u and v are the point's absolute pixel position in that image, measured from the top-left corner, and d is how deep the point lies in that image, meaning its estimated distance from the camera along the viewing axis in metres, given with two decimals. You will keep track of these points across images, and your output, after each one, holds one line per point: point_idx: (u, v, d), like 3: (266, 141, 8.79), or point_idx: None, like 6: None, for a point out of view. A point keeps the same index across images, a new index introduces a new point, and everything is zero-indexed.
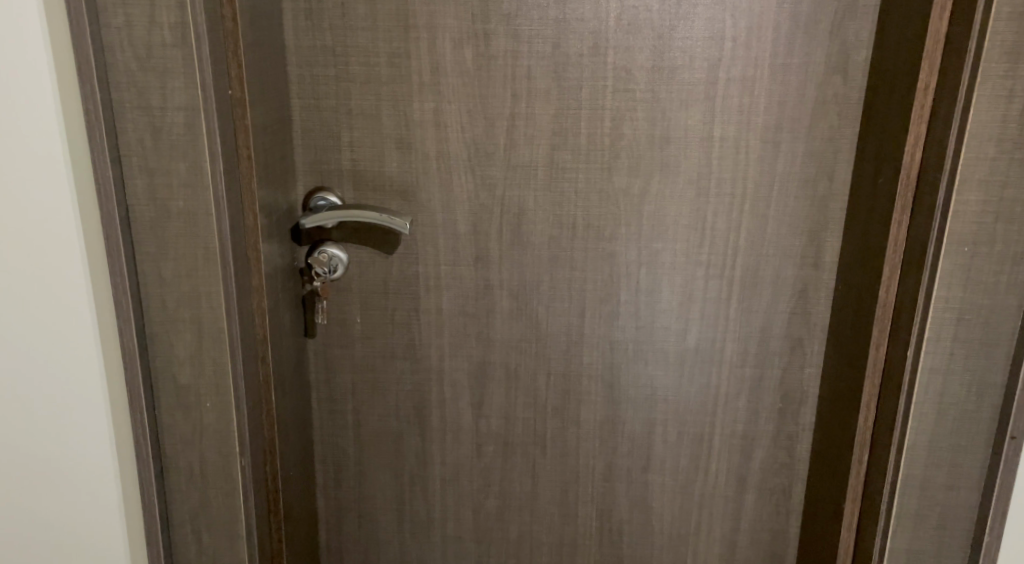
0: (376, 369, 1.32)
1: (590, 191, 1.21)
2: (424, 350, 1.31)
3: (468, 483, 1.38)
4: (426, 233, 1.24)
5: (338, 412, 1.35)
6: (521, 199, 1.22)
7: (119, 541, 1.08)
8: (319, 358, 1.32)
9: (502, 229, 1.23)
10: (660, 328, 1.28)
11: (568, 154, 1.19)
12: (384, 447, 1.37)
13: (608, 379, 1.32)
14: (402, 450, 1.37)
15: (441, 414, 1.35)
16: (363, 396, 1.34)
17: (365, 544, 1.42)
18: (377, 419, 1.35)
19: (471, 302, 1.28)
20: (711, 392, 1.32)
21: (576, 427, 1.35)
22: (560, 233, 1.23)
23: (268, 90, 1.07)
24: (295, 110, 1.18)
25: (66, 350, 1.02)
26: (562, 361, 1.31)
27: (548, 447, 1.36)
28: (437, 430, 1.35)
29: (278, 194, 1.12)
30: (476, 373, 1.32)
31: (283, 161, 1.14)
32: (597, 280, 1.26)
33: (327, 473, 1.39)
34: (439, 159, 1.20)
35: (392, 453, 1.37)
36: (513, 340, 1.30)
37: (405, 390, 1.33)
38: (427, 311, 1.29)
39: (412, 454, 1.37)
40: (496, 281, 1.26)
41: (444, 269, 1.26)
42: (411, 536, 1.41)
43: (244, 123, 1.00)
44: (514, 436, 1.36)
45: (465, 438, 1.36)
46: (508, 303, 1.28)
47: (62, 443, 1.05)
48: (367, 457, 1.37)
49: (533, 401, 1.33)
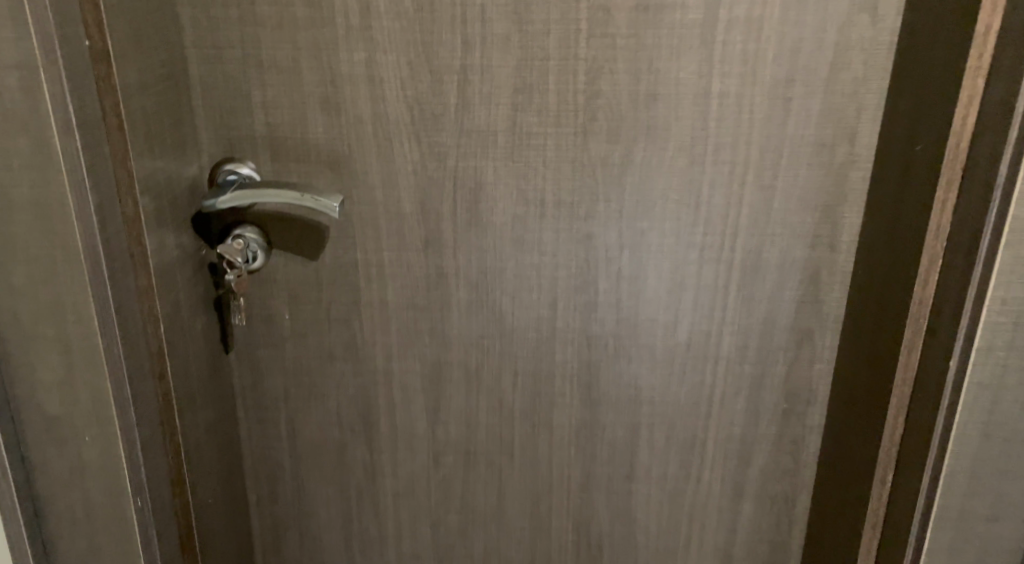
0: (311, 373, 1.13)
1: (561, 162, 0.99)
2: (367, 350, 1.12)
3: (425, 495, 1.21)
4: (363, 213, 1.03)
5: (269, 420, 1.16)
6: (477, 172, 1.00)
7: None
8: (242, 360, 1.12)
9: (456, 207, 1.02)
10: (646, 320, 1.09)
11: (532, 115, 0.97)
12: (326, 459, 1.19)
13: (585, 378, 1.14)
14: (346, 462, 1.19)
15: (391, 420, 1.17)
16: (297, 402, 1.15)
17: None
18: (316, 428, 1.17)
19: (422, 294, 1.08)
20: (703, 391, 1.15)
21: (550, 434, 1.18)
22: (525, 211, 1.02)
23: (143, 40, 0.84)
24: (191, 63, 0.96)
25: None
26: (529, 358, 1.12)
27: (518, 453, 1.19)
28: (386, 437, 1.18)
29: (170, 170, 0.90)
30: (430, 373, 1.14)
31: (173, 129, 0.92)
32: (572, 265, 1.05)
33: (259, 490, 1.21)
34: (376, 122, 0.98)
35: (335, 465, 1.19)
36: (472, 337, 1.11)
37: (348, 394, 1.15)
38: (368, 305, 1.09)
39: (359, 465, 1.19)
40: (450, 268, 1.06)
41: (388, 255, 1.05)
42: (360, 554, 1.24)
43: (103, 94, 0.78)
44: (479, 443, 1.19)
45: (420, 446, 1.18)
46: (465, 295, 1.08)
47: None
48: (306, 470, 1.19)
49: (497, 404, 1.16)
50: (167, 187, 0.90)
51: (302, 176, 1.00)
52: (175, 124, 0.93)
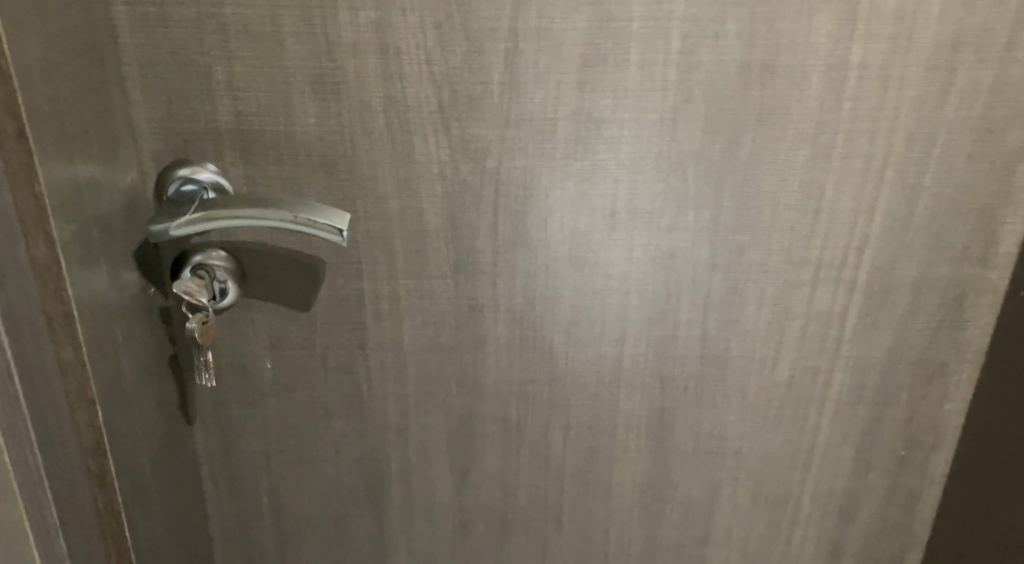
0: (301, 433, 0.88)
1: (641, 161, 0.73)
2: (375, 405, 0.87)
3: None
4: (372, 232, 0.78)
5: (247, 490, 0.91)
6: (527, 175, 0.75)
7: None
8: (209, 420, 0.87)
9: (498, 220, 0.77)
10: (737, 357, 0.85)
11: (607, 97, 0.71)
12: (322, 532, 0.94)
13: (653, 427, 0.90)
14: (348, 534, 0.95)
15: (404, 486, 0.92)
16: (281, 468, 0.90)
17: None
18: (307, 497, 0.92)
19: (448, 331, 0.83)
20: (801, 438, 0.91)
21: (605, 495, 0.94)
22: (589, 225, 0.77)
23: (45, 4, 0.56)
24: (120, 28, 0.67)
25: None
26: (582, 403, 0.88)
27: (565, 516, 0.96)
28: (398, 505, 0.93)
29: (96, 187, 0.64)
30: (456, 428, 0.89)
31: (99, 127, 0.65)
32: (648, 291, 0.81)
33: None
34: (390, 109, 0.71)
35: (334, 538, 0.95)
36: (514, 383, 0.87)
37: (350, 454, 0.90)
38: (378, 347, 0.84)
39: (363, 537, 0.95)
40: (487, 299, 0.82)
41: (405, 283, 0.80)
42: None
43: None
44: (515, 509, 0.94)
45: (442, 515, 0.94)
46: (506, 331, 0.83)
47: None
48: (296, 545, 0.95)
49: (543, 464, 0.92)
50: (92, 211, 0.63)
51: (285, 184, 0.74)
52: (102, 118, 0.65)
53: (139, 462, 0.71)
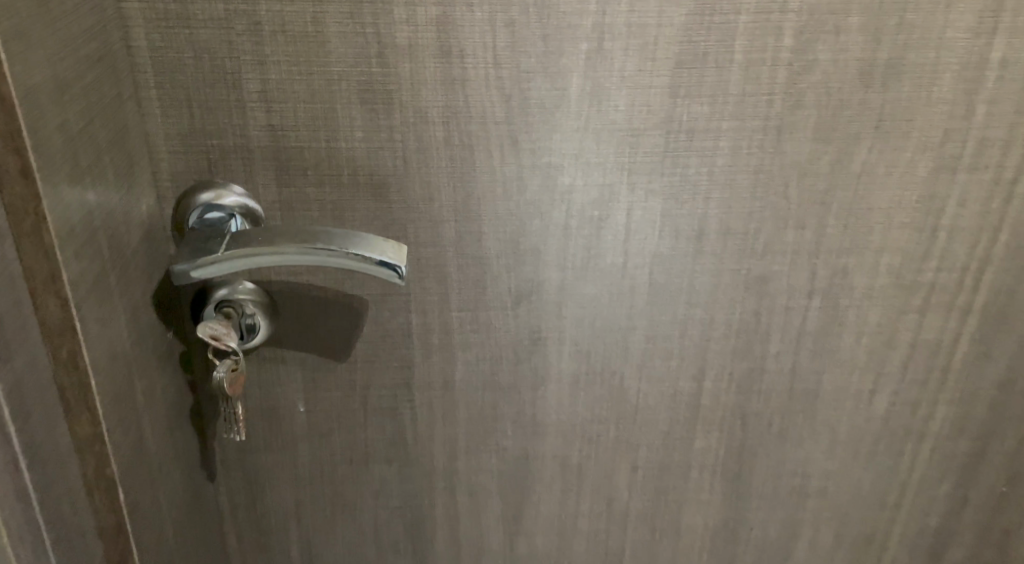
0: (338, 482, 0.78)
1: (736, 175, 0.64)
2: (422, 450, 0.78)
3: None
4: (425, 261, 0.68)
5: (275, 545, 0.81)
6: (604, 193, 0.65)
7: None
8: (233, 471, 0.76)
9: (568, 247, 0.68)
10: (831, 391, 0.76)
11: (702, 103, 0.61)
12: None
13: (727, 462, 0.81)
14: None
15: (452, 534, 0.83)
16: (315, 519, 0.80)
17: None
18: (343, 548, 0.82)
19: (507, 369, 0.74)
20: (894, 476, 0.82)
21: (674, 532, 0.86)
22: (672, 247, 0.68)
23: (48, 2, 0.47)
24: (135, 30, 0.57)
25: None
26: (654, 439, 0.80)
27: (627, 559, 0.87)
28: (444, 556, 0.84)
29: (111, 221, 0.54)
30: (512, 475, 0.81)
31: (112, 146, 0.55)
32: (734, 323, 0.72)
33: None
34: (451, 120, 0.62)
35: None
36: (574, 426, 0.79)
37: (392, 505, 0.81)
38: (427, 390, 0.75)
39: None
40: (553, 331, 0.72)
41: (459, 316, 0.71)
42: None
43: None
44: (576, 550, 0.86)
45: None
46: (570, 373, 0.75)
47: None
48: None
49: (605, 510, 0.84)
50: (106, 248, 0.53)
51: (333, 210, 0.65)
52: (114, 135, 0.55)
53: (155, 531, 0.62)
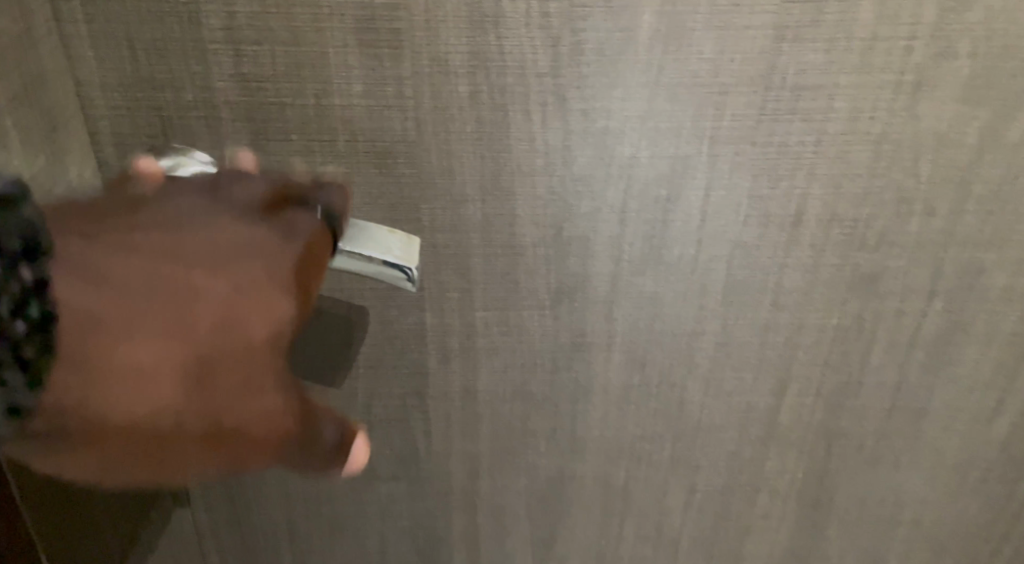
0: (335, 500, 0.64)
1: (854, 148, 0.51)
2: (434, 465, 0.62)
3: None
4: (448, 247, 0.54)
5: None
6: (675, 166, 0.51)
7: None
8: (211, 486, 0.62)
9: (627, 234, 0.53)
10: (946, 410, 0.61)
11: (811, 51, 0.48)
12: None
13: (811, 495, 0.65)
14: None
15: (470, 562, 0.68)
16: (310, 541, 0.66)
17: None
18: None
19: (541, 377, 0.58)
20: (1007, 508, 0.67)
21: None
22: (759, 236, 0.54)
23: None
24: None
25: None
26: (721, 470, 0.63)
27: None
28: None
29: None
30: (540, 492, 0.64)
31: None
32: (836, 326, 0.57)
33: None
34: (484, 71, 0.48)
35: None
36: (627, 434, 0.61)
37: (399, 526, 0.66)
38: (441, 396, 0.59)
39: None
40: (600, 334, 0.57)
41: (486, 315, 0.56)
42: None
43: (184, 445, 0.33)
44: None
45: None
46: (622, 375, 0.59)
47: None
48: None
49: (650, 534, 0.66)
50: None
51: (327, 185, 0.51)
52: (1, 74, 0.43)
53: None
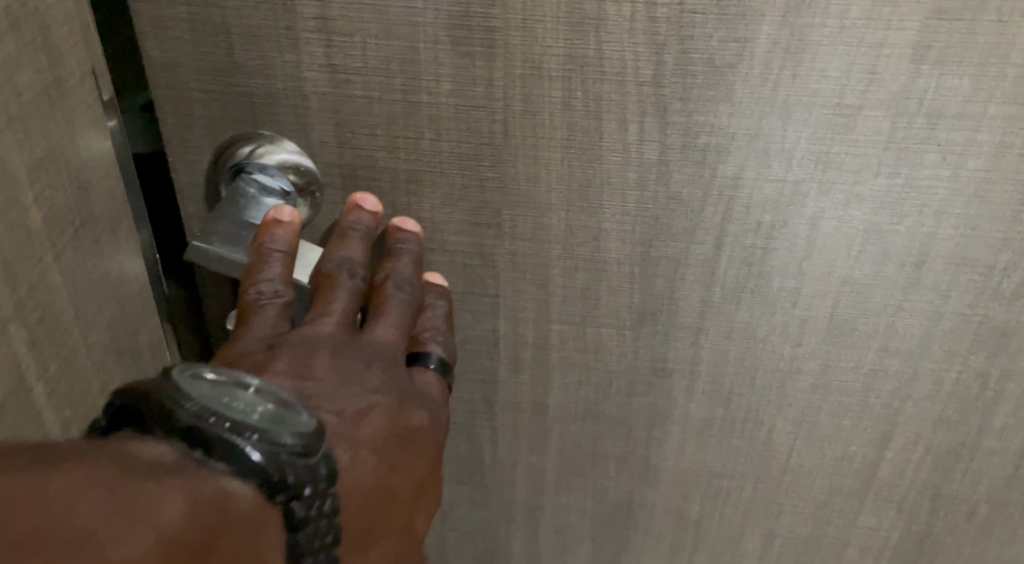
0: None
1: (997, 189, 0.45)
2: (498, 476, 0.60)
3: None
4: (528, 257, 0.50)
5: None
6: (784, 192, 0.46)
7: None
8: None
9: (723, 260, 0.49)
10: None
11: (954, 76, 0.42)
12: None
13: (904, 556, 0.59)
14: None
15: None
16: None
17: None
18: None
19: (617, 399, 0.55)
20: None
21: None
22: (874, 275, 0.48)
23: None
24: None
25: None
26: (804, 518, 0.58)
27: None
28: None
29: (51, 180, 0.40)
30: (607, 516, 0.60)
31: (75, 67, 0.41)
32: (953, 382, 0.51)
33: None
34: (581, 76, 0.44)
35: None
36: (705, 469, 0.57)
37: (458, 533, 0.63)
38: (511, 407, 0.56)
39: None
40: (684, 361, 0.53)
41: (562, 330, 0.53)
42: None
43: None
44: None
45: None
46: (706, 407, 0.54)
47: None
48: None
49: None
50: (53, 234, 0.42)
51: (411, 182, 0.49)
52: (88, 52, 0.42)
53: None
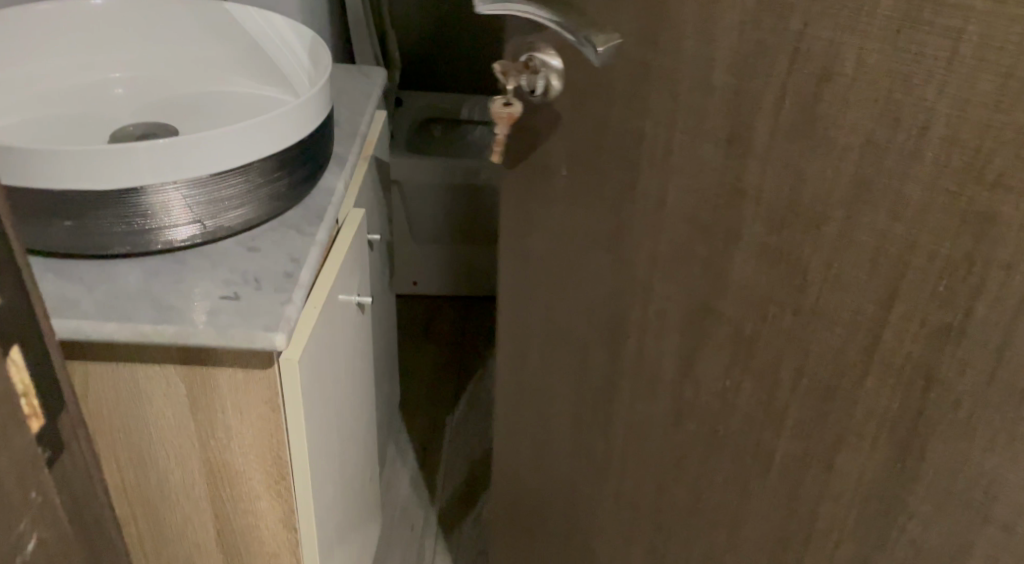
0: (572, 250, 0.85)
1: (982, 76, 0.56)
2: (631, 252, 0.79)
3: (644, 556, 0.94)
4: (665, 72, 0.70)
5: (530, 287, 0.91)
6: (828, 50, 0.61)
7: (200, 485, 0.91)
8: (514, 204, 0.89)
9: (785, 100, 0.64)
10: None
11: None
12: (569, 356, 0.91)
13: (902, 436, 0.67)
14: (588, 374, 0.90)
15: (639, 349, 0.83)
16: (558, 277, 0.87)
17: (539, 459, 1.02)
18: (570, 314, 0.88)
19: (707, 205, 0.72)
20: None
21: (826, 515, 0.74)
22: (888, 137, 0.60)
23: None
24: None
25: (121, 154, 0.81)
26: (824, 362, 0.69)
27: (790, 525, 0.77)
28: (629, 374, 0.85)
29: None
30: (691, 312, 0.77)
31: None
32: (947, 256, 0.60)
33: (518, 496, 1.10)
34: None
35: (575, 367, 0.91)
36: (757, 289, 0.71)
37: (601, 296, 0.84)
38: (645, 194, 0.76)
39: (597, 385, 0.89)
40: (752, 183, 0.68)
41: (680, 137, 0.72)
42: (583, 488, 0.98)
43: (642, 364, 0.83)
44: (733, 477, 0.80)
45: (660, 396, 0.83)
46: (761, 230, 0.69)
47: (100, 358, 0.84)
48: (551, 355, 0.93)
49: (764, 401, 0.74)
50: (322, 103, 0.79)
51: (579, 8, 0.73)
52: None
53: (89, 457, 0.60)
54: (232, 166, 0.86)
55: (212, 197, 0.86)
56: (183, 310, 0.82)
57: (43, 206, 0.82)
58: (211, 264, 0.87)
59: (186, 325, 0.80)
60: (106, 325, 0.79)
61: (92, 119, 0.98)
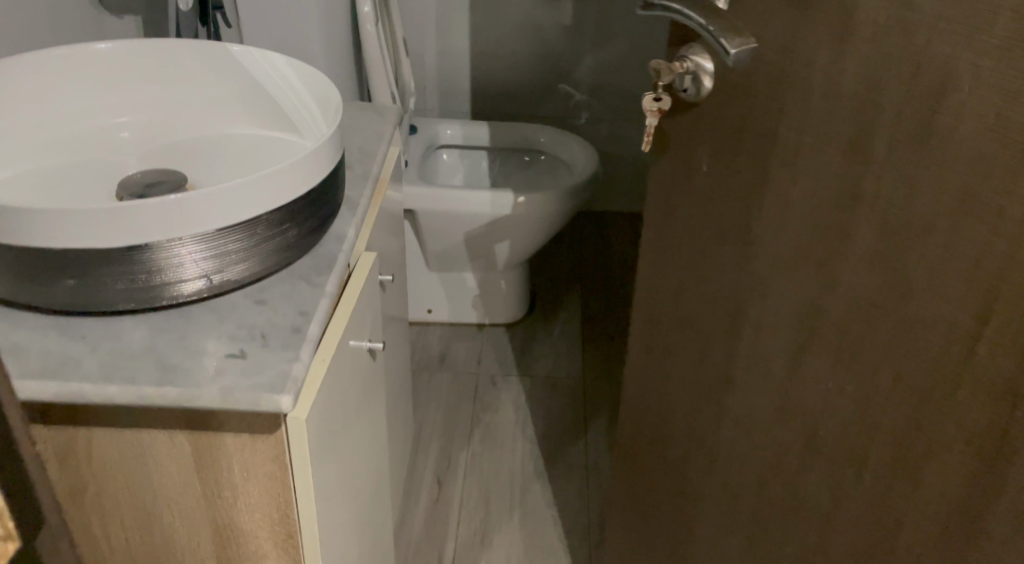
0: (753, 110, 1.05)
1: None
2: (800, 163, 1.01)
3: (781, 488, 1.15)
4: (866, 25, 0.91)
5: (719, 184, 1.12)
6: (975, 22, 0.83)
7: (201, 526, 1.12)
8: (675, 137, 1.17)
9: (935, 81, 0.86)
10: None
11: None
12: (719, 248, 1.15)
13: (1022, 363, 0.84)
14: (773, 292, 1.08)
15: (842, 255, 0.99)
16: (733, 189, 1.10)
17: (718, 411, 1.23)
18: (786, 245, 1.05)
19: (889, 105, 0.90)
20: None
21: (914, 516, 0.97)
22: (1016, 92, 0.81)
23: None
24: None
25: (127, 211, 1.01)
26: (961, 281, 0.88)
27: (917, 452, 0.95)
28: (803, 267, 1.04)
29: None
30: (875, 216, 0.94)
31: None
32: None
33: (680, 446, 1.32)
34: None
35: (731, 304, 1.15)
36: (931, 205, 0.89)
37: (799, 229, 1.03)
38: (834, 83, 0.95)
39: (753, 267, 1.10)
40: (908, 116, 0.89)
41: (864, 72, 0.92)
42: (720, 420, 1.23)
43: (835, 300, 1.01)
44: (851, 442, 1.02)
45: (843, 294, 0.99)
46: (913, 113, 0.88)
47: (105, 427, 1.05)
48: (719, 248, 1.15)
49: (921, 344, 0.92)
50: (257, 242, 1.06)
51: (723, 15, 1.04)
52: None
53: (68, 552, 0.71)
54: (240, 221, 1.09)
55: (220, 253, 1.09)
56: (193, 373, 1.00)
57: (45, 271, 1.03)
58: (219, 318, 1.09)
59: (192, 388, 0.98)
60: (109, 388, 0.98)
61: (100, 165, 1.35)
